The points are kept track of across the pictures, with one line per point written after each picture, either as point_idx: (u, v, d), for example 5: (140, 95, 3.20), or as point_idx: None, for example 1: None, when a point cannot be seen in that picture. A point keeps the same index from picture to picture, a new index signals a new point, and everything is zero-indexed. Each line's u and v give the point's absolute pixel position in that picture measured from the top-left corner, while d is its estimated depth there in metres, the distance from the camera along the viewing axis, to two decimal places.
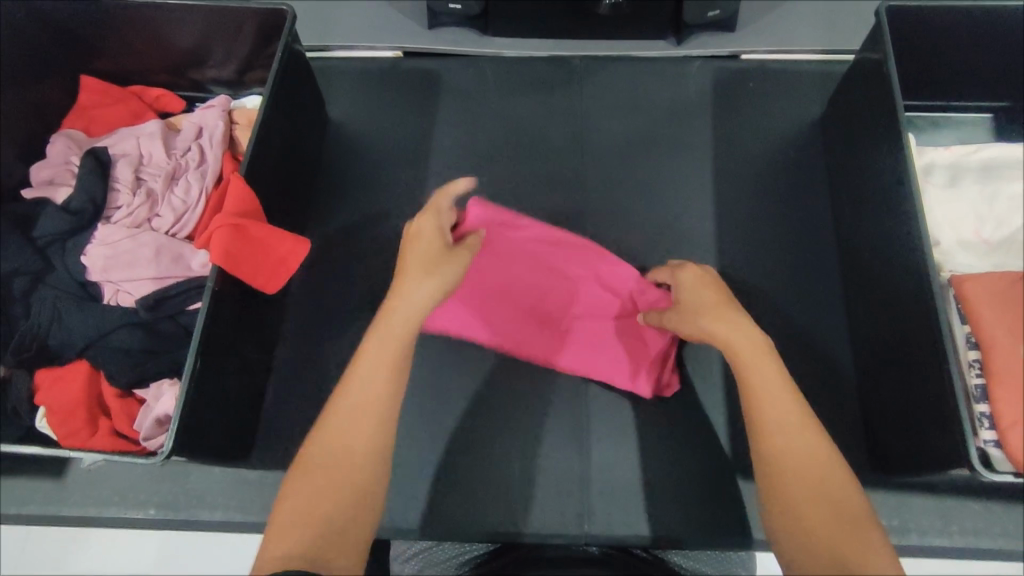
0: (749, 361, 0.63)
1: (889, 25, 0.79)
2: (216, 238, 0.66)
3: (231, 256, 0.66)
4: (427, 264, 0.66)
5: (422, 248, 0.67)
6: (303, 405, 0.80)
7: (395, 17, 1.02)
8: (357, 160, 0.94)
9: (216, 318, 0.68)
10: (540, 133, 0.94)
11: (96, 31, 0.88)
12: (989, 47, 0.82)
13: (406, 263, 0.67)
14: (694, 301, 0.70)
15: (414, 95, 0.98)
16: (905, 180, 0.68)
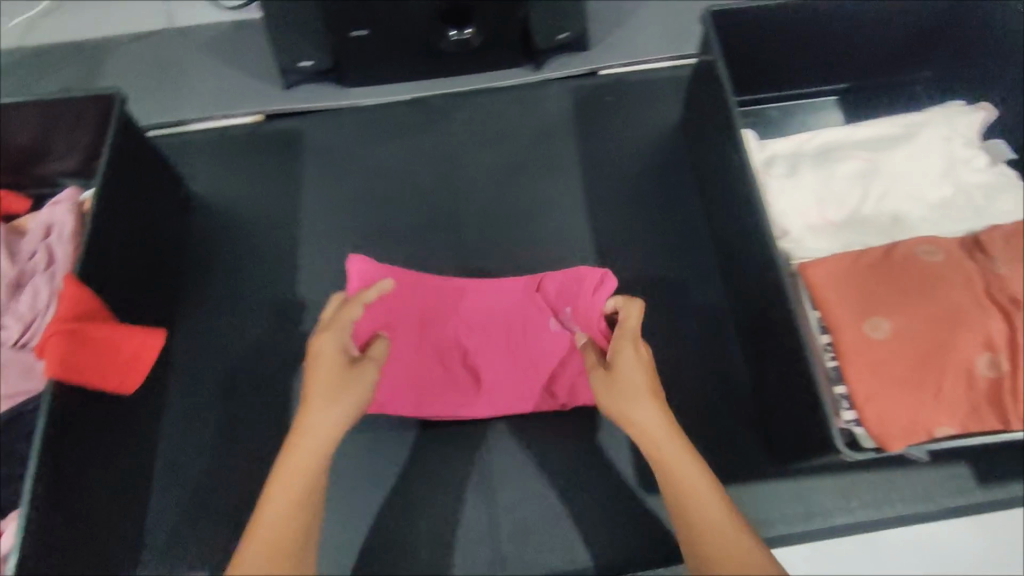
0: (665, 458, 0.57)
1: (718, 32, 0.81)
2: (50, 348, 0.62)
3: (71, 364, 0.62)
4: (332, 387, 0.61)
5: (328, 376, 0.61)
6: (190, 503, 0.76)
7: (247, 81, 1.00)
8: (226, 234, 0.92)
9: (62, 438, 0.64)
10: (410, 179, 0.95)
11: None
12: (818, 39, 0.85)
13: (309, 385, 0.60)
14: (635, 379, 0.60)
15: (278, 160, 0.97)
16: (747, 177, 0.69)
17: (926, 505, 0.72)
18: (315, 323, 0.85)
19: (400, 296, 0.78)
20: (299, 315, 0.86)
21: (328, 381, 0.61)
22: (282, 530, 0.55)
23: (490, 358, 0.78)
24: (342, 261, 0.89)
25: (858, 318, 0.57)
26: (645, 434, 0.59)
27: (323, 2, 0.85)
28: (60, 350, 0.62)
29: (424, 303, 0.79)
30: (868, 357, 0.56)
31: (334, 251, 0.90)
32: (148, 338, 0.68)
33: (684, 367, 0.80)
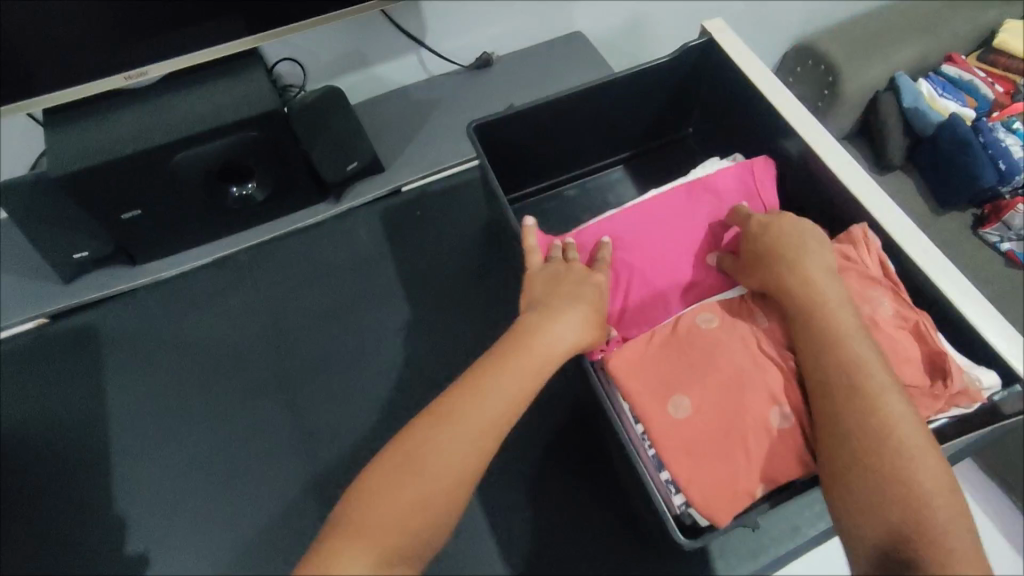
0: (809, 301, 0.57)
1: (486, 142, 0.85)
2: None
3: None
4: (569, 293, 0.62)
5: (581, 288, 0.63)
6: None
7: (22, 283, 0.90)
8: (23, 461, 0.82)
9: None
10: (226, 345, 0.89)
11: None
12: (585, 122, 0.89)
13: (547, 290, 0.63)
14: (785, 241, 0.62)
15: (73, 361, 0.88)
16: None
17: (794, 540, 0.75)
18: (146, 538, 0.77)
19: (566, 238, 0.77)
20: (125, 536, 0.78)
21: (588, 296, 0.62)
22: (479, 421, 0.52)
23: (679, 258, 0.75)
24: (166, 457, 0.82)
25: (663, 401, 0.59)
26: (812, 322, 0.56)
27: (72, 191, 0.79)
28: None
29: (658, 235, 0.76)
30: (678, 438, 0.58)
31: (155, 448, 0.82)
32: None
33: (537, 470, 0.81)
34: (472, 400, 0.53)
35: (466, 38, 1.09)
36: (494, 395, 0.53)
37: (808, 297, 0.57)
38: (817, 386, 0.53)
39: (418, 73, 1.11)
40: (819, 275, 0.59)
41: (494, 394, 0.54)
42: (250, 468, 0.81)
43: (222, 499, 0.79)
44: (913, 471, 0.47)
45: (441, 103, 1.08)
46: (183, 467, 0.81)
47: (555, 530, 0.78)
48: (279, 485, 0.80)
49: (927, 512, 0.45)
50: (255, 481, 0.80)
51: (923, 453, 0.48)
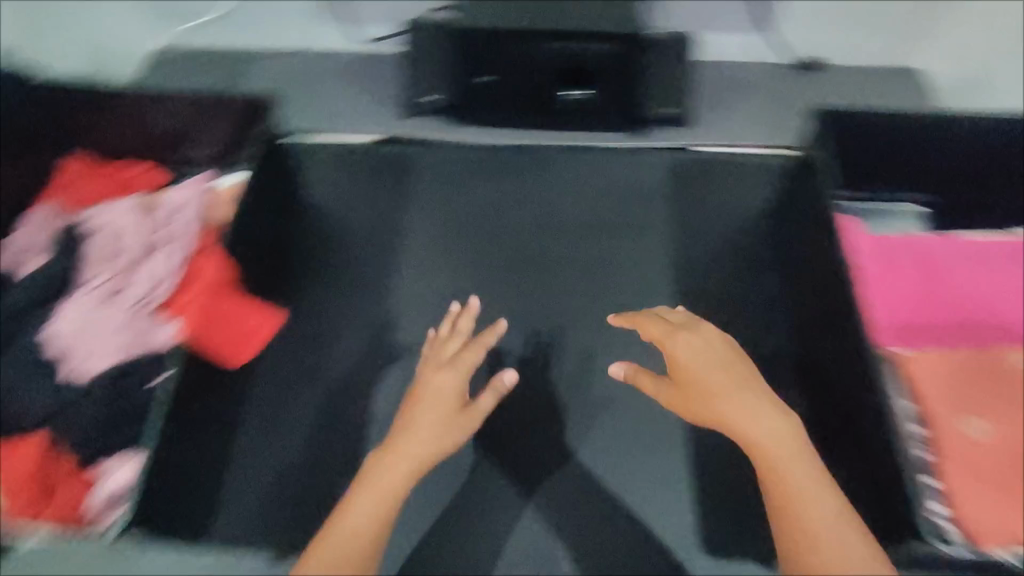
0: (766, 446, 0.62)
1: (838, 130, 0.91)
2: (192, 314, 0.81)
3: (204, 329, 0.83)
4: (438, 417, 0.69)
5: (438, 407, 0.70)
6: (258, 491, 0.80)
7: (376, 106, 1.08)
8: (327, 238, 0.97)
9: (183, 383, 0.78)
10: (507, 216, 0.99)
11: (87, 112, 0.95)
12: (917, 149, 0.90)
13: (417, 403, 0.71)
14: (696, 366, 0.68)
15: (384, 180, 1.01)
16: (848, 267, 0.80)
17: None
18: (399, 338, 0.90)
19: (884, 247, 0.84)
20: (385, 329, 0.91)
21: (439, 395, 0.71)
22: (384, 500, 0.63)
23: (994, 297, 0.79)
24: (435, 283, 0.94)
25: (956, 417, 0.72)
26: (762, 458, 0.62)
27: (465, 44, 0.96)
28: (200, 318, 0.82)
29: (976, 272, 0.81)
30: (961, 449, 0.70)
31: (429, 271, 0.95)
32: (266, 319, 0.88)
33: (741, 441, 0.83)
34: (383, 481, 0.64)
35: (807, 32, 1.11)
36: (373, 489, 0.63)
37: (770, 431, 0.63)
38: (780, 516, 0.61)
39: (738, 53, 1.13)
40: (777, 420, 0.63)
41: (402, 458, 0.65)
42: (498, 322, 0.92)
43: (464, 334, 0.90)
44: (844, 570, 0.56)
45: (757, 84, 1.11)
46: (445, 297, 0.93)
47: (742, 497, 0.80)
48: (517, 346, 0.90)
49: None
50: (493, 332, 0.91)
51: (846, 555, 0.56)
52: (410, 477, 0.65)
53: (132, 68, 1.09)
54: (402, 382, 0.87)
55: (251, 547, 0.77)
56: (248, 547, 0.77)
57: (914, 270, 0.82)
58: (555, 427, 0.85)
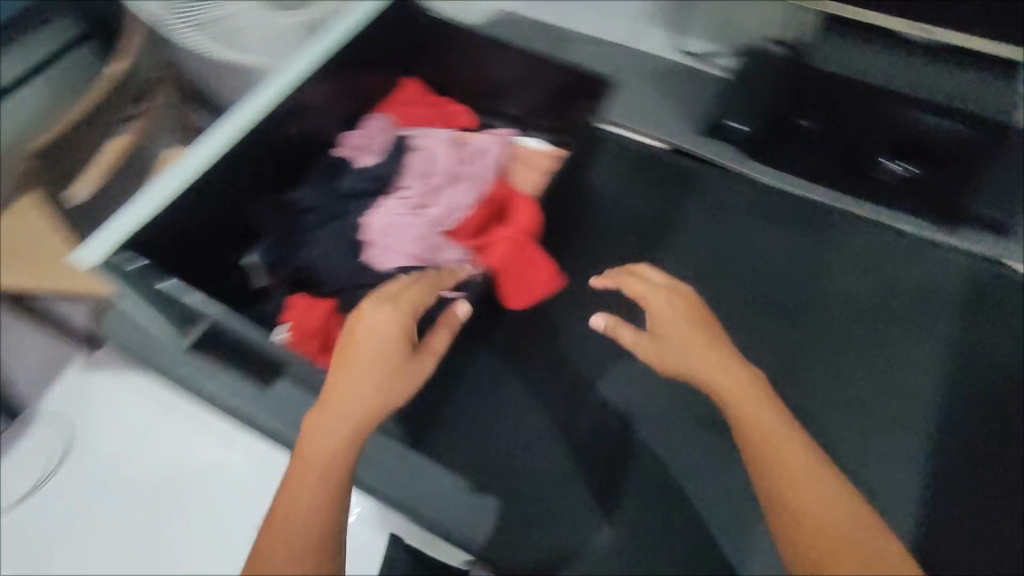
0: (767, 435, 0.59)
1: None
2: (501, 249, 0.88)
3: (507, 267, 0.89)
4: (384, 370, 0.64)
5: (377, 339, 0.65)
6: (477, 428, 0.92)
7: (677, 114, 1.10)
8: (603, 223, 1.05)
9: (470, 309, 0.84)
10: (777, 266, 1.01)
11: (439, 44, 1.07)
12: None
13: (366, 350, 0.64)
14: (669, 324, 0.68)
15: (668, 190, 1.07)
16: None
17: None
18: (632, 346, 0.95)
19: None
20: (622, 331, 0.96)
21: (380, 339, 0.65)
22: (329, 456, 0.59)
23: None
24: (685, 300, 0.98)
25: None
26: (776, 452, 0.58)
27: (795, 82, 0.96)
28: (505, 255, 0.88)
29: None
30: None
31: (683, 286, 0.99)
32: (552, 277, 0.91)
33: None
34: (310, 440, 0.60)
35: None
36: (315, 445, 0.59)
37: (760, 426, 0.60)
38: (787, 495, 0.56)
39: None
40: (761, 406, 0.61)
41: (343, 416, 0.61)
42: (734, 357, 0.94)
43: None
44: (816, 517, 0.55)
45: None
46: None
47: None
48: None
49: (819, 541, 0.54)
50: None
51: (815, 491, 0.56)
52: (352, 434, 0.60)
53: (479, 17, 1.20)
54: (621, 386, 0.94)
55: (458, 470, 0.89)
56: (457, 467, 0.89)
57: None
58: (751, 487, 0.87)
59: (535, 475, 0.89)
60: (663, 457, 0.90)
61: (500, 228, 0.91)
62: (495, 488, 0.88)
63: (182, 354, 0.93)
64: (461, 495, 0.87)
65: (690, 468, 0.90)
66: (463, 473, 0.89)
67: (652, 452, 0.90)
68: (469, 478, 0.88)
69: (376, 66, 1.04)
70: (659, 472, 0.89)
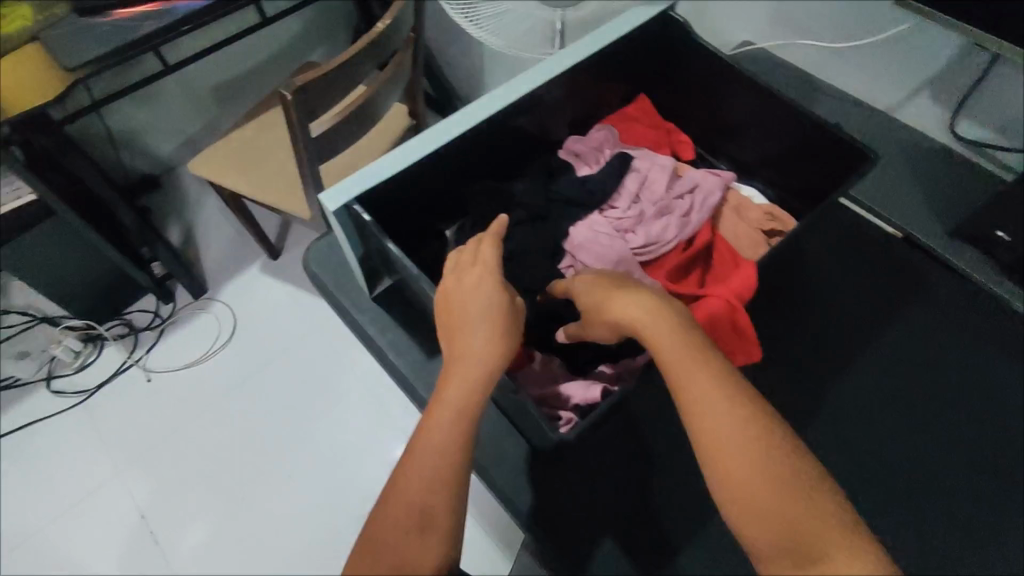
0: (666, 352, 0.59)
1: None
2: (708, 307, 0.77)
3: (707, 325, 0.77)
4: (484, 318, 0.66)
5: (484, 297, 0.67)
6: (619, 463, 0.87)
7: (923, 204, 1.01)
8: (809, 296, 1.02)
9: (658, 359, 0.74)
10: (983, 399, 0.94)
11: (686, 65, 1.02)
12: None
13: (463, 307, 0.67)
14: (611, 302, 0.66)
15: (888, 282, 1.02)
16: None
17: None
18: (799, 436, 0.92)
19: None
20: (788, 419, 0.93)
21: (478, 297, 0.67)
22: (457, 414, 0.60)
23: None
24: (871, 401, 0.95)
25: None
26: (691, 394, 0.55)
27: None
28: (711, 313, 0.77)
29: None
30: None
31: (872, 387, 0.96)
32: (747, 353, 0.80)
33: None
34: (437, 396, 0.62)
35: None
36: (448, 403, 0.61)
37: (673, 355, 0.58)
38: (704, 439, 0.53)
39: None
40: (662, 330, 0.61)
41: (464, 373, 0.63)
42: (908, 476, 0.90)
43: (852, 477, 0.90)
44: (739, 466, 0.51)
45: None
46: (875, 419, 0.94)
47: None
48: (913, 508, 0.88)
49: (757, 527, 0.49)
50: (882, 499, 0.88)
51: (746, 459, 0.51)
52: (477, 382, 0.62)
53: (738, 39, 1.20)
54: None
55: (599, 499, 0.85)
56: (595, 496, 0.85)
57: None
58: None
59: (664, 534, 0.85)
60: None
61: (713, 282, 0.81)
62: (624, 532, 0.84)
63: (362, 299, 0.97)
64: (594, 525, 0.84)
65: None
66: (599, 503, 0.85)
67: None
68: (602, 510, 0.85)
69: (617, 76, 1.02)
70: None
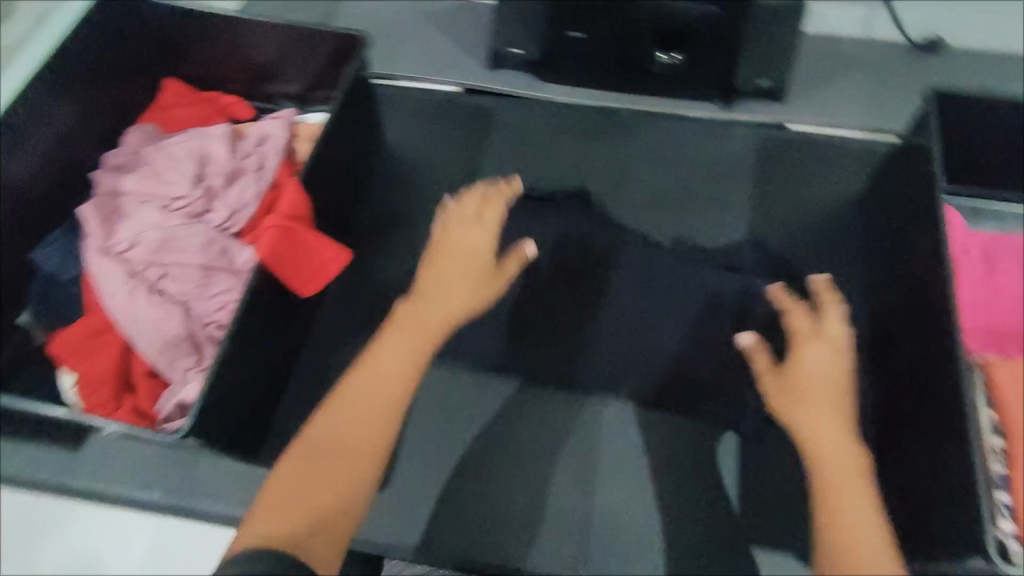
0: (832, 459, 0.64)
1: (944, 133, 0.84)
2: (266, 240, 0.73)
3: (275, 256, 0.74)
4: (449, 284, 0.77)
5: (458, 280, 0.77)
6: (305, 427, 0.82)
7: (458, 55, 1.06)
8: (403, 176, 0.99)
9: (255, 308, 0.73)
10: (585, 176, 0.97)
11: (182, 33, 0.95)
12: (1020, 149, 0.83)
13: (437, 282, 0.77)
14: (812, 377, 0.69)
15: (466, 126, 1.02)
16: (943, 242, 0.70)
17: None
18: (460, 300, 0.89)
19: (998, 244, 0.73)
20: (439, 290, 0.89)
21: (466, 267, 0.78)
22: (378, 389, 0.67)
23: None
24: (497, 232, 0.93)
25: None
26: (845, 491, 0.61)
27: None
28: (272, 242, 0.73)
29: None
30: None
31: None
32: (335, 255, 0.78)
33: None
34: (349, 384, 0.67)
35: (925, 10, 1.02)
36: (373, 383, 0.67)
37: (841, 462, 0.63)
38: (821, 512, 0.61)
39: (857, 26, 1.03)
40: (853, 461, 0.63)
41: (392, 355, 0.70)
42: (562, 274, 0.90)
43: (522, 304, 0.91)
44: (850, 539, 0.57)
45: (874, 61, 1.02)
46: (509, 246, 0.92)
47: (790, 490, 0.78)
48: (580, 298, 0.88)
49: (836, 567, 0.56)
50: (554, 306, 0.88)
51: (851, 531, 0.58)
52: (411, 376, 0.70)
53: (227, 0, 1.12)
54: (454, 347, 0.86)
55: None
56: None
57: (986, 271, 0.72)
58: (602, 397, 0.83)
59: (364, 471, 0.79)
60: (536, 410, 0.82)
61: (265, 216, 0.77)
62: None
63: None
64: None
65: (550, 407, 0.82)
66: None
67: (525, 394, 0.83)
68: None
69: (119, 75, 0.93)
70: (521, 425, 0.82)
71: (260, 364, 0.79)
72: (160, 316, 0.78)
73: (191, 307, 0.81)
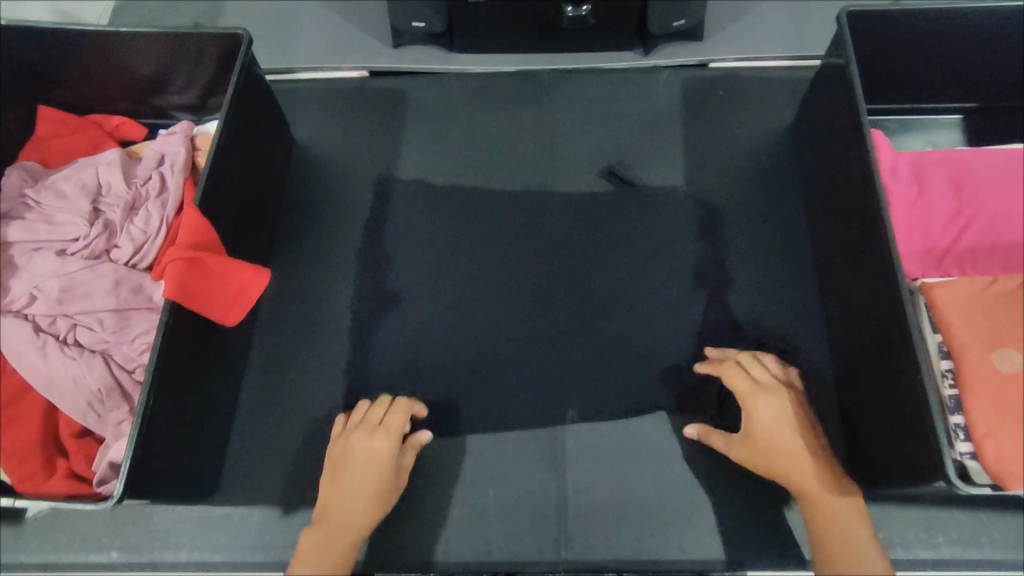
0: (812, 498, 0.66)
1: (861, 53, 0.83)
2: (171, 274, 0.68)
3: (186, 290, 0.69)
4: (360, 485, 0.69)
5: (364, 471, 0.70)
6: (259, 459, 0.78)
7: (358, 36, 0.98)
8: (321, 175, 0.93)
9: (175, 347, 0.69)
10: (513, 147, 0.93)
11: (45, 57, 0.85)
12: (938, 57, 0.83)
13: (343, 483, 0.69)
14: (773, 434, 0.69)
15: (378, 111, 0.96)
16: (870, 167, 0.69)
17: (1016, 551, 0.69)
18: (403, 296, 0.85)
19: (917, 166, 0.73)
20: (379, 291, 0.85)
21: (376, 458, 0.71)
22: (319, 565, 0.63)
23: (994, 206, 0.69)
24: (429, 220, 0.88)
25: (989, 348, 0.56)
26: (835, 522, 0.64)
27: None
28: (179, 276, 0.68)
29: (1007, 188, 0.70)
30: (999, 391, 0.55)
31: (427, 205, 0.89)
32: (255, 275, 0.74)
33: None
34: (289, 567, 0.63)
35: None
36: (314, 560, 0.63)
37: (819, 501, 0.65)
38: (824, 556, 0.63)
39: None
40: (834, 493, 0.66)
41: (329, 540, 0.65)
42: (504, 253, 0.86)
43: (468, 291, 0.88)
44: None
45: None
46: (444, 233, 0.88)
47: None
48: (525, 275, 0.85)
49: None
50: (500, 288, 0.84)
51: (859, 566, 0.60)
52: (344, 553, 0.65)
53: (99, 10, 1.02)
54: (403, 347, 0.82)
55: (263, 506, 0.76)
56: (258, 507, 0.76)
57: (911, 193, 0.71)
58: (560, 373, 0.81)
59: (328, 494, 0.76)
60: (499, 397, 0.80)
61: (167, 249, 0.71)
62: (306, 507, 0.76)
63: None
64: (274, 527, 0.76)
65: (510, 392, 0.80)
66: (267, 507, 0.76)
67: (483, 385, 0.80)
68: (274, 509, 0.76)
69: None
70: (483, 415, 0.79)
71: (197, 402, 0.75)
72: (76, 371, 0.73)
73: (111, 354, 0.75)
